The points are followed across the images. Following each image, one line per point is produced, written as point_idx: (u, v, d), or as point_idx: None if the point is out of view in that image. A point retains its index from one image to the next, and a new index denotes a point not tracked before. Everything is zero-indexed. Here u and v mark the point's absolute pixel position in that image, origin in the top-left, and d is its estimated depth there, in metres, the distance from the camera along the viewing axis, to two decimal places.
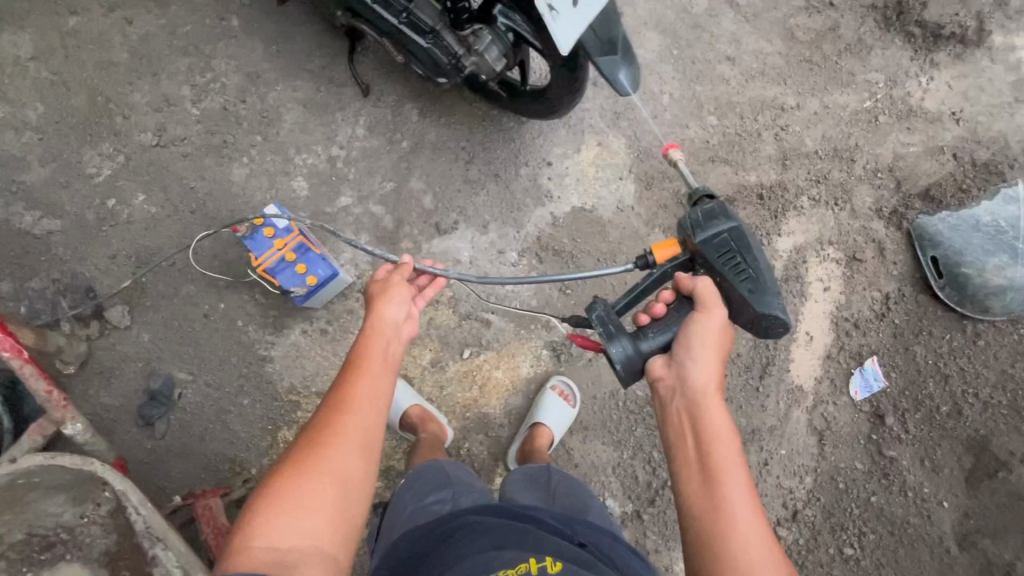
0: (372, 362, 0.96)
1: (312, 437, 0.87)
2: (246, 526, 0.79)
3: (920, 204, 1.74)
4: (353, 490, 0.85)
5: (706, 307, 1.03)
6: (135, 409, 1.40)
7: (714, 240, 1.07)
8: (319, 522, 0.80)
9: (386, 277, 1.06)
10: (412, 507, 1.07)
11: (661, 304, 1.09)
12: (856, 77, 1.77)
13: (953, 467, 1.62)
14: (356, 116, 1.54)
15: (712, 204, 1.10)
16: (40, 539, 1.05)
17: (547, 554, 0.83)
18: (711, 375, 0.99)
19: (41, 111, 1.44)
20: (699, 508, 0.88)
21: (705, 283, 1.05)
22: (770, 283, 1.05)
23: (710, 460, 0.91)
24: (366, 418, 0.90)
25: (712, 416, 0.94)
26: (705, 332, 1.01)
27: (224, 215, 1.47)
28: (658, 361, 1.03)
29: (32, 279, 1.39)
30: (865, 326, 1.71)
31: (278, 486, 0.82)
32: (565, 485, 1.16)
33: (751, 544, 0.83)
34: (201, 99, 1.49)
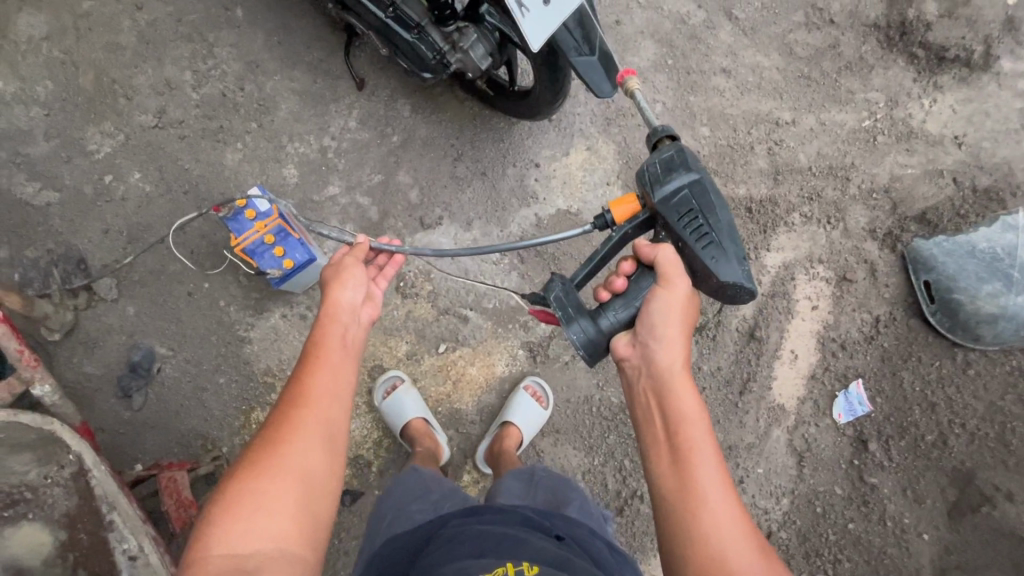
0: (328, 354, 0.98)
1: (270, 436, 0.88)
2: (203, 533, 0.79)
3: (915, 227, 1.71)
4: (316, 485, 0.86)
5: (669, 280, 1.05)
6: (116, 379, 1.44)
7: (674, 198, 1.06)
8: (281, 520, 0.81)
9: (340, 261, 1.10)
10: (392, 516, 1.08)
11: (622, 278, 1.11)
12: (854, 96, 1.75)
13: (936, 499, 1.56)
14: (350, 108, 1.58)
15: (671, 152, 1.08)
16: (5, 496, 1.09)
17: (525, 558, 0.84)
18: (676, 353, 1.02)
19: (49, 87, 1.50)
20: (670, 488, 0.90)
21: (669, 254, 1.06)
22: (731, 244, 1.05)
23: (677, 441, 0.93)
24: (324, 411, 0.92)
25: (680, 395, 0.97)
26: (669, 307, 1.04)
27: (215, 197, 1.51)
28: (623, 339, 1.08)
29: (28, 247, 1.45)
30: (852, 347, 1.68)
31: (236, 489, 0.82)
32: (548, 481, 1.17)
33: (724, 524, 0.85)
34: (201, 85, 1.54)
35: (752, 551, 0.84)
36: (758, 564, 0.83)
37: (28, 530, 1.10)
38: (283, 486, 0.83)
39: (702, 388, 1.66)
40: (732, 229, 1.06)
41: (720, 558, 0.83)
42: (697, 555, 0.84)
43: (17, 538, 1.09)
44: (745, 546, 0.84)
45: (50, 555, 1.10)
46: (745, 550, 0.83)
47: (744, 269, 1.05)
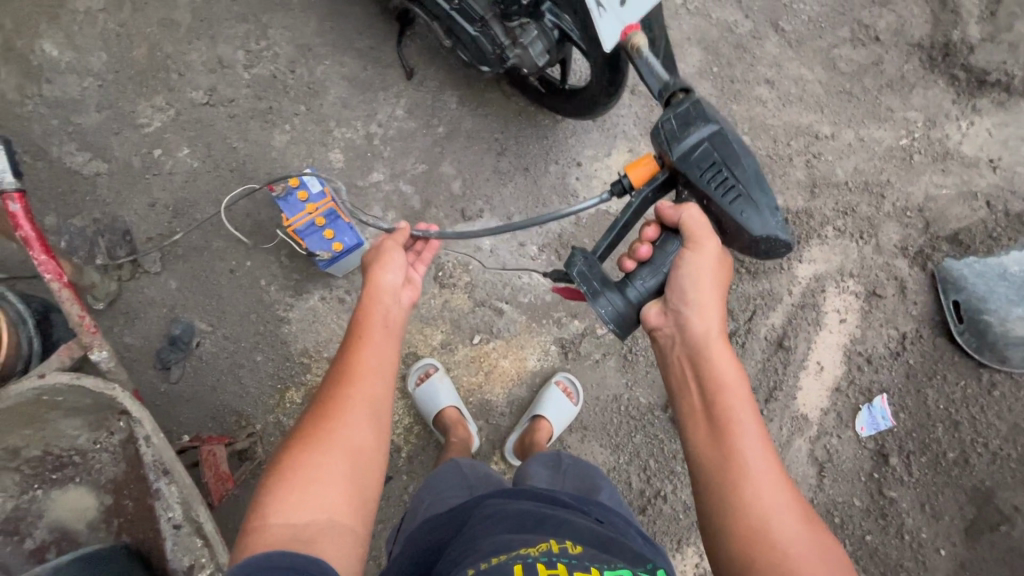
0: (371, 333, 0.97)
1: (317, 412, 0.88)
2: (259, 505, 0.80)
3: (947, 247, 1.72)
4: (363, 460, 0.86)
5: (696, 241, 1.00)
6: (154, 351, 1.45)
7: (695, 153, 0.99)
8: (333, 493, 0.81)
9: (382, 244, 1.08)
10: (429, 502, 1.10)
11: (646, 244, 1.06)
12: (894, 114, 1.77)
13: (953, 516, 1.59)
14: (397, 97, 1.59)
15: (687, 104, 1.01)
16: (54, 459, 1.10)
17: (566, 537, 0.78)
18: (711, 318, 0.98)
19: (103, 59, 1.51)
20: (707, 455, 0.88)
21: (693, 213, 1.01)
22: (761, 195, 0.98)
23: (715, 408, 0.91)
24: (368, 389, 0.91)
25: (716, 360, 0.94)
26: (702, 271, 0.99)
27: (261, 176, 1.52)
28: (653, 309, 1.03)
29: (75, 216, 1.46)
30: (878, 362, 1.70)
31: (288, 463, 0.83)
32: (575, 469, 1.16)
33: (768, 494, 0.83)
34: (253, 65, 1.56)
35: (798, 522, 0.81)
36: (805, 534, 0.81)
37: (74, 494, 1.12)
38: (333, 461, 0.83)
39: None
40: (761, 177, 0.99)
41: (764, 528, 0.80)
42: (740, 526, 0.82)
43: (62, 501, 1.12)
44: (792, 518, 0.82)
45: (95, 520, 1.13)
46: (791, 520, 0.81)
47: (777, 220, 0.98)
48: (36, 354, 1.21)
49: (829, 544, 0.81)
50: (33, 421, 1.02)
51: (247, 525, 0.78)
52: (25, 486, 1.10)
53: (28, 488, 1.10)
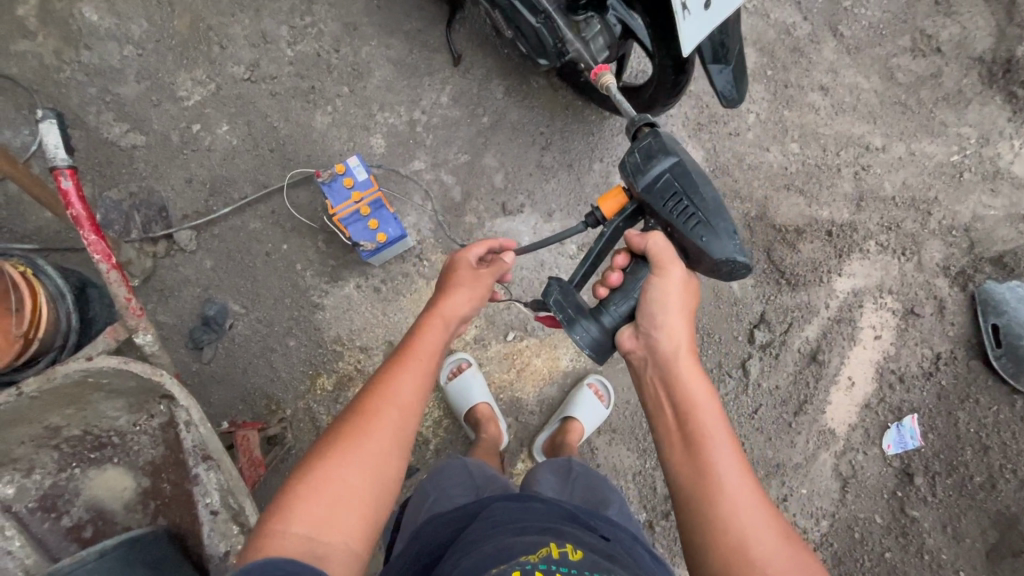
0: (429, 355, 0.93)
1: (363, 424, 0.82)
2: (281, 507, 0.75)
3: (990, 269, 1.66)
4: (390, 485, 0.81)
5: (661, 266, 0.97)
6: (187, 331, 1.43)
7: (657, 184, 1.00)
8: (354, 513, 0.77)
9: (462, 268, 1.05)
10: (433, 498, 1.02)
11: (617, 271, 1.04)
12: (947, 129, 1.72)
13: (975, 539, 1.54)
14: (443, 83, 1.55)
15: (649, 139, 1.02)
16: (94, 439, 1.10)
17: (568, 542, 0.72)
18: (680, 337, 0.93)
19: (144, 27, 1.48)
20: (685, 474, 0.81)
21: (659, 240, 0.98)
22: (720, 221, 0.97)
23: (688, 426, 0.84)
24: (412, 411, 0.86)
25: (686, 379, 0.89)
26: (669, 292, 0.95)
27: (301, 158, 1.49)
28: (627, 332, 0.99)
29: (112, 188, 1.43)
30: (910, 381, 1.65)
31: (320, 470, 0.77)
32: (585, 478, 1.10)
33: (748, 514, 0.76)
34: (297, 42, 1.52)
35: (781, 545, 0.75)
36: (787, 556, 0.74)
37: (112, 474, 1.12)
38: (363, 480, 0.78)
39: (759, 405, 1.65)
40: (721, 206, 0.99)
41: (744, 549, 0.74)
42: (721, 547, 0.75)
43: (100, 481, 1.12)
44: (774, 540, 0.75)
45: (132, 501, 1.13)
46: (774, 539, 0.74)
47: (734, 243, 0.97)
48: (73, 331, 1.19)
49: (812, 567, 0.75)
50: (77, 401, 1.01)
51: (262, 528, 0.74)
52: (65, 464, 1.10)
53: (66, 465, 1.10)
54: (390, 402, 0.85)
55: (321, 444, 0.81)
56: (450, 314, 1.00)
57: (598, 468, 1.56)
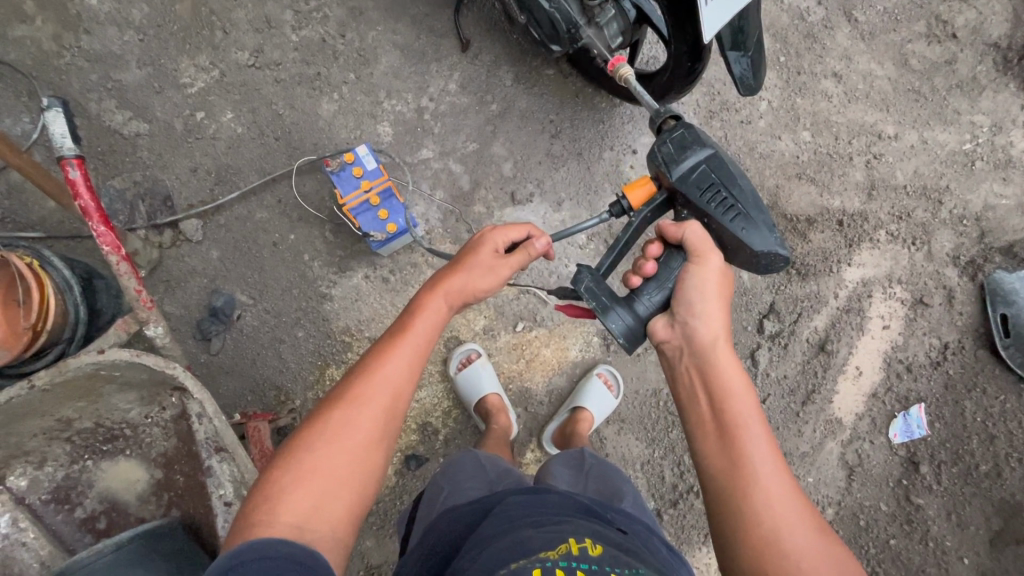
0: (423, 340, 0.90)
1: (349, 412, 0.81)
2: (269, 495, 0.75)
3: (999, 259, 1.66)
4: (375, 471, 0.81)
5: (700, 255, 0.95)
6: (195, 322, 1.42)
7: (693, 174, 0.98)
8: (340, 501, 0.77)
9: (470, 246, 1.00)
10: (448, 490, 1.01)
11: (651, 261, 0.98)
12: (960, 117, 1.70)
13: (979, 526, 1.55)
14: (451, 70, 1.53)
15: (681, 129, 1.00)
16: (105, 432, 1.09)
17: (586, 536, 0.72)
18: (716, 328, 0.91)
19: (145, 12, 1.44)
20: (718, 465, 0.80)
21: (697, 231, 0.96)
22: (759, 213, 0.96)
23: (723, 417, 0.83)
24: (398, 398, 0.84)
25: (724, 369, 0.87)
26: (707, 282, 0.93)
27: (307, 146, 1.47)
28: (660, 321, 0.95)
29: (115, 177, 1.41)
30: (917, 370, 1.65)
31: (308, 457, 0.77)
32: (598, 469, 1.09)
33: (782, 505, 0.75)
34: (301, 27, 1.49)
35: (816, 537, 0.74)
36: (820, 548, 0.73)
37: (124, 466, 1.12)
38: (347, 468, 0.78)
39: (768, 395, 1.64)
40: (757, 198, 0.98)
41: (777, 541, 0.73)
42: (755, 539, 0.74)
43: (113, 473, 1.11)
44: (807, 531, 0.74)
45: (145, 493, 1.12)
46: (805, 532, 0.74)
47: (772, 235, 0.97)
48: (81, 323, 1.17)
49: (844, 557, 0.75)
50: (89, 394, 1.00)
51: (252, 512, 0.74)
52: (76, 457, 1.09)
53: (78, 458, 1.09)
54: (377, 389, 0.83)
55: (306, 429, 0.80)
56: (454, 296, 0.96)
57: (608, 457, 1.56)
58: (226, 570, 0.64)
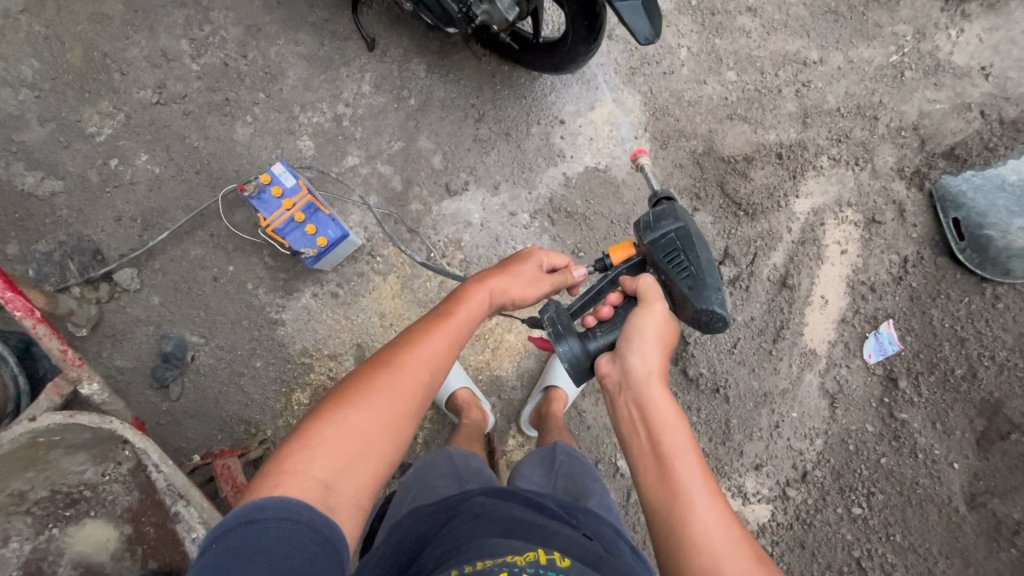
0: (467, 324, 0.89)
1: (395, 378, 0.79)
2: (303, 445, 0.72)
3: (943, 163, 1.64)
4: (401, 448, 0.79)
5: (647, 302, 0.95)
6: (150, 371, 1.39)
7: (661, 241, 1.03)
8: (367, 470, 0.74)
9: (525, 251, 1.04)
10: (416, 489, 1.01)
11: (609, 306, 1.01)
12: (882, 30, 1.69)
13: (964, 430, 1.50)
14: (362, 71, 1.49)
15: (664, 204, 1.07)
16: (64, 496, 1.08)
17: (555, 548, 0.68)
18: (654, 366, 0.89)
19: (36, 66, 1.40)
20: (657, 496, 0.77)
21: (649, 281, 0.98)
22: (712, 280, 0.99)
23: (661, 449, 0.80)
24: (438, 376, 0.83)
25: (659, 402, 0.84)
26: (650, 324, 0.92)
27: (230, 174, 1.44)
28: (605, 358, 0.94)
29: (39, 241, 1.37)
30: (881, 289, 1.63)
31: (347, 415, 0.75)
32: (569, 466, 1.09)
33: (721, 534, 0.72)
34: (200, 54, 1.45)
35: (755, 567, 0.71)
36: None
37: (92, 527, 1.11)
38: (381, 437, 0.76)
39: (737, 339, 1.61)
40: (715, 268, 1.01)
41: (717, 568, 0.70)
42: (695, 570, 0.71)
43: (82, 536, 1.10)
44: (748, 560, 0.71)
45: (118, 550, 1.11)
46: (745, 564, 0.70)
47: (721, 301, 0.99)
48: (24, 393, 1.15)
49: None
50: (36, 463, 0.98)
51: (274, 466, 0.71)
52: (40, 526, 1.08)
53: (43, 527, 1.08)
54: (422, 362, 0.82)
55: (348, 388, 0.78)
56: (498, 293, 0.96)
57: (590, 430, 1.54)
58: (247, 522, 0.63)
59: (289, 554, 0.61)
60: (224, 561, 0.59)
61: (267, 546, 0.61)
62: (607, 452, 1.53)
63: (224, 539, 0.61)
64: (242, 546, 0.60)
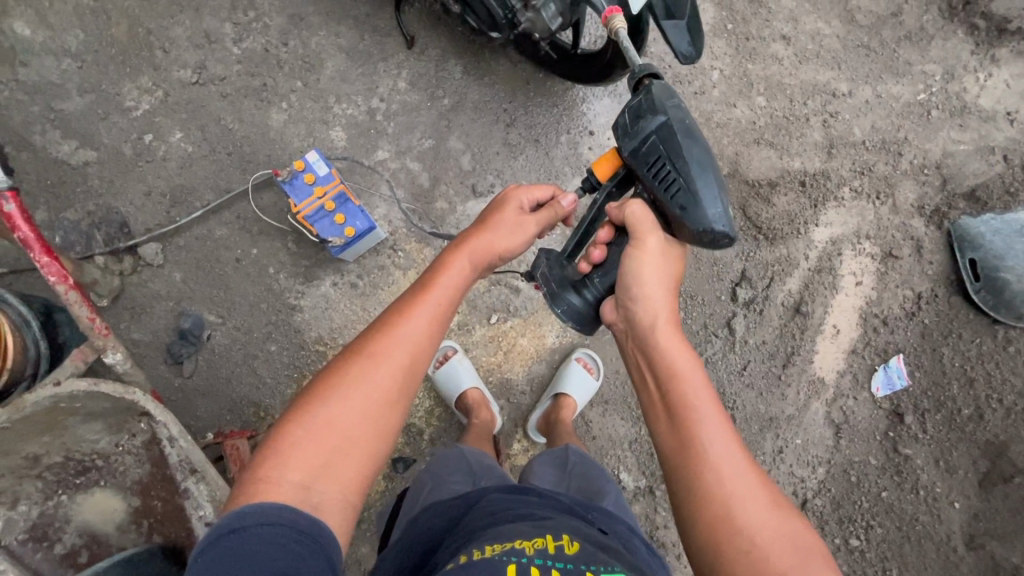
0: (449, 296, 0.86)
1: (367, 365, 0.77)
2: (277, 452, 0.71)
3: (963, 204, 1.66)
4: (392, 433, 0.77)
5: (638, 236, 0.93)
6: (165, 346, 1.40)
7: (643, 150, 0.93)
8: (351, 462, 0.73)
9: (500, 203, 0.99)
10: (431, 485, 1.02)
11: (599, 248, 1.01)
12: (912, 68, 1.71)
13: (967, 470, 1.51)
14: (399, 68, 1.51)
15: (641, 95, 0.94)
16: (77, 464, 1.08)
17: (564, 533, 0.68)
18: (659, 307, 0.91)
19: (81, 38, 1.42)
20: (667, 443, 0.79)
21: (636, 209, 0.94)
22: (705, 187, 0.90)
23: (668, 395, 0.82)
24: (421, 356, 0.81)
25: (666, 348, 0.86)
26: (647, 264, 0.92)
27: (261, 159, 1.45)
28: (606, 305, 0.99)
29: (68, 209, 1.39)
30: (893, 323, 1.63)
31: (319, 415, 0.73)
32: (581, 468, 1.09)
33: (731, 478, 0.73)
34: (242, 39, 1.47)
35: (769, 511, 0.71)
36: (771, 516, 0.71)
37: (101, 497, 1.11)
38: (363, 427, 0.74)
39: (747, 362, 1.62)
40: (709, 172, 0.91)
41: (728, 514, 0.71)
42: (707, 516, 0.72)
43: (90, 505, 1.11)
44: (763, 506, 0.72)
45: (125, 522, 1.11)
46: (758, 505, 0.71)
47: (717, 209, 0.90)
48: (43, 358, 1.16)
49: (799, 526, 0.71)
50: (54, 427, 0.98)
51: (252, 473, 0.70)
52: (49, 491, 1.08)
53: (52, 493, 1.08)
54: (398, 346, 0.79)
55: (322, 382, 0.76)
56: (481, 254, 0.93)
57: (595, 440, 1.55)
58: (232, 531, 0.63)
59: (274, 556, 0.62)
60: (218, 567, 0.61)
61: (255, 550, 0.62)
62: (611, 465, 1.53)
63: (215, 546, 0.62)
64: (229, 554, 0.61)
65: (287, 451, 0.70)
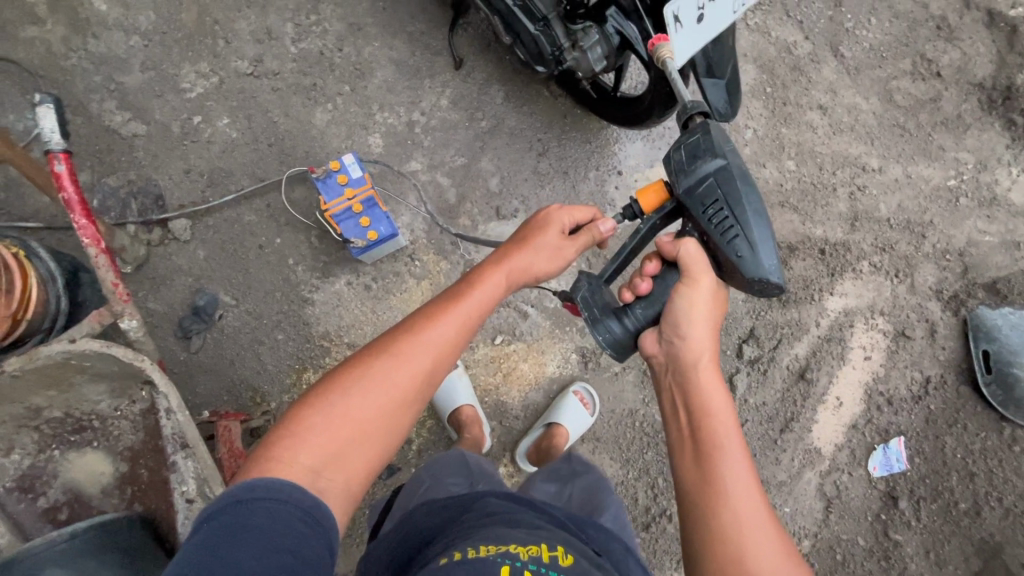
0: (479, 307, 0.89)
1: (391, 362, 0.79)
2: (293, 432, 0.73)
3: (983, 294, 1.65)
4: (402, 431, 0.79)
5: (691, 276, 0.93)
6: (177, 320, 1.44)
7: (699, 192, 0.92)
8: (361, 452, 0.75)
9: (541, 222, 1.00)
10: (427, 485, 1.04)
11: (645, 280, 0.98)
12: (945, 153, 1.73)
13: (958, 565, 1.49)
14: (443, 86, 1.57)
15: (698, 134, 0.93)
16: (74, 421, 1.12)
17: (560, 545, 0.68)
18: (702, 348, 0.91)
19: (152, 19, 1.51)
20: (688, 479, 0.81)
21: (691, 249, 0.93)
22: (761, 237, 0.89)
23: (698, 431, 0.84)
24: (443, 362, 0.83)
25: (703, 387, 0.87)
26: (697, 303, 0.92)
27: (299, 154, 1.51)
28: (648, 336, 0.97)
29: (110, 175, 1.45)
30: (898, 403, 1.61)
31: (338, 403, 0.75)
32: (581, 484, 1.12)
33: (749, 522, 0.75)
34: (301, 39, 1.55)
35: (781, 561, 0.73)
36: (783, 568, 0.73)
37: (91, 458, 1.13)
38: (376, 421, 0.76)
39: (745, 421, 1.60)
40: (764, 221, 0.90)
41: (739, 555, 0.73)
42: (719, 556, 0.74)
43: (78, 464, 1.12)
44: (775, 554, 0.73)
45: (109, 487, 1.13)
46: (772, 555, 0.73)
47: (771, 261, 0.89)
48: (62, 314, 1.19)
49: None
50: (60, 383, 1.01)
51: (266, 448, 0.72)
52: (44, 446, 1.11)
53: (46, 447, 1.11)
54: (422, 349, 0.81)
55: (345, 372, 0.78)
56: (517, 274, 0.96)
57: None
58: (238, 503, 0.63)
59: (280, 533, 0.62)
60: (219, 537, 0.60)
61: (260, 524, 0.61)
62: None
63: (219, 517, 0.62)
64: (232, 527, 0.60)
65: (304, 433, 0.72)
